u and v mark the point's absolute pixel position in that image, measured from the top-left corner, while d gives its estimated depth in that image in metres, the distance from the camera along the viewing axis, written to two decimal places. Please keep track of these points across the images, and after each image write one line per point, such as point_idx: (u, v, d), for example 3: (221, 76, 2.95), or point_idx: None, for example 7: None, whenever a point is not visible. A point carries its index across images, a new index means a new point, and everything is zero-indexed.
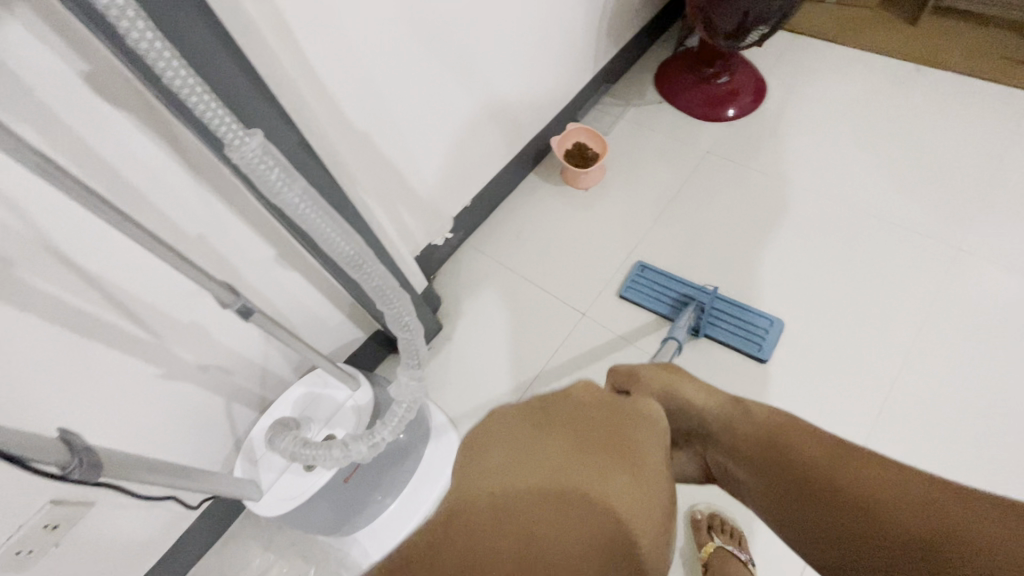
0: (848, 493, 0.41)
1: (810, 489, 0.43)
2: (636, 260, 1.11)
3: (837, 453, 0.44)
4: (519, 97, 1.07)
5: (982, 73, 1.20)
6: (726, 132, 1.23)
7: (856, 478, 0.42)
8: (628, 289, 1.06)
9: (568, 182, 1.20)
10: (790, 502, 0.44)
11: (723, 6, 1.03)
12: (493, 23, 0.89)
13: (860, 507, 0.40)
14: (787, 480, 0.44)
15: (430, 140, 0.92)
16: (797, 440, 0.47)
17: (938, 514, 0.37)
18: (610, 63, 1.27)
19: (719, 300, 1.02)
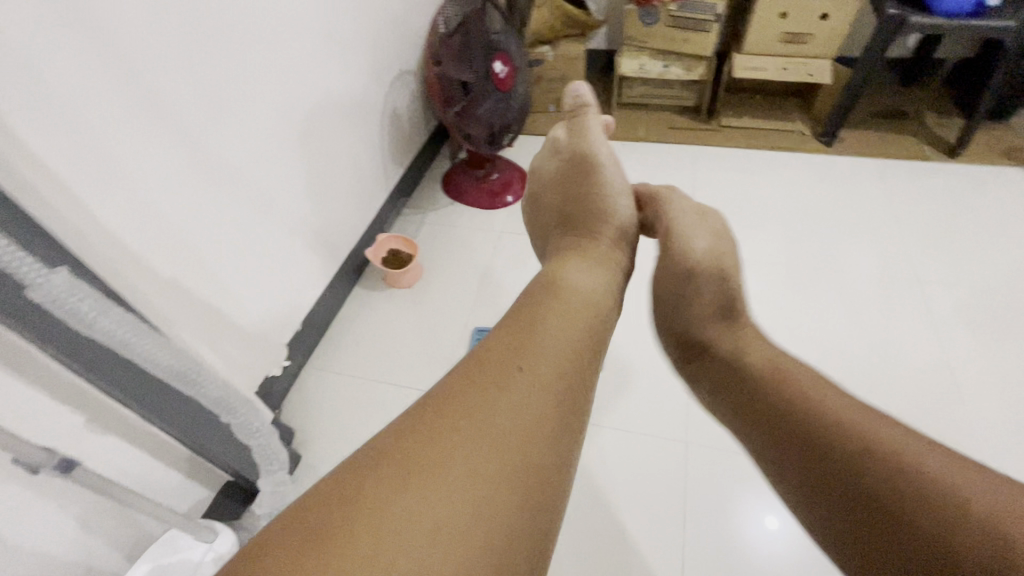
0: (855, 439, 0.48)
1: (809, 432, 0.51)
2: None
3: (875, 420, 0.50)
4: (325, 220, 1.17)
5: (663, 136, 1.65)
6: (511, 213, 1.49)
7: (891, 433, 0.48)
8: None
9: (393, 285, 1.30)
10: (787, 438, 0.53)
11: (472, 120, 1.29)
12: (283, 161, 1.00)
13: (871, 451, 0.47)
14: (781, 419, 0.54)
15: (244, 271, 0.94)
16: (807, 381, 0.56)
17: (937, 471, 0.44)
18: (400, 182, 1.47)
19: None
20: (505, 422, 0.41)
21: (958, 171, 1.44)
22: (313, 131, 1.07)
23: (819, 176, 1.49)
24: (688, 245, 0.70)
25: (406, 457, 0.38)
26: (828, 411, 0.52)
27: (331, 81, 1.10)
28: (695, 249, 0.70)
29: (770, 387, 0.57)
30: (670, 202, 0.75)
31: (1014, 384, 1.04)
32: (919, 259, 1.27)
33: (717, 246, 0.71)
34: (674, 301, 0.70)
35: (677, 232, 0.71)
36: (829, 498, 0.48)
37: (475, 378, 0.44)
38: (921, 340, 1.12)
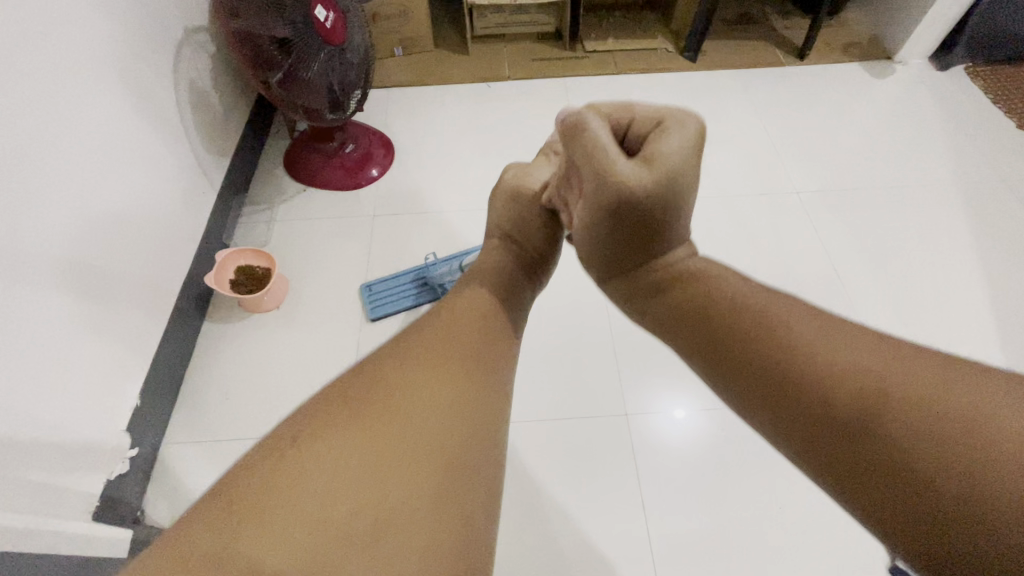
0: (866, 398, 0.32)
1: (837, 388, 0.33)
2: (359, 285, 1.10)
3: (857, 342, 0.35)
4: (132, 256, 0.87)
5: (528, 70, 1.48)
6: (378, 190, 1.26)
7: (882, 369, 0.33)
8: (374, 310, 1.05)
9: (254, 310, 1.05)
10: (755, 381, 0.37)
11: (302, 88, 1.02)
12: (31, 195, 0.69)
13: (867, 411, 0.31)
14: (761, 370, 0.37)
15: (12, 366, 0.66)
16: (790, 324, 0.38)
17: (933, 386, 0.31)
18: (229, 176, 1.16)
19: (443, 259, 1.11)
20: (408, 422, 0.36)
21: (809, 72, 1.48)
22: (72, 138, 0.76)
23: (690, 94, 1.44)
24: (608, 153, 0.45)
25: (327, 431, 0.35)
26: (876, 359, 0.33)
27: (79, 62, 0.77)
28: (642, 175, 0.45)
29: (744, 324, 0.39)
30: (586, 127, 0.46)
31: (890, 275, 1.11)
32: (795, 167, 1.29)
33: (669, 158, 0.45)
34: (598, 236, 0.50)
35: (609, 160, 0.45)
36: (874, 493, 0.30)
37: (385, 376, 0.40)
38: (810, 248, 1.15)
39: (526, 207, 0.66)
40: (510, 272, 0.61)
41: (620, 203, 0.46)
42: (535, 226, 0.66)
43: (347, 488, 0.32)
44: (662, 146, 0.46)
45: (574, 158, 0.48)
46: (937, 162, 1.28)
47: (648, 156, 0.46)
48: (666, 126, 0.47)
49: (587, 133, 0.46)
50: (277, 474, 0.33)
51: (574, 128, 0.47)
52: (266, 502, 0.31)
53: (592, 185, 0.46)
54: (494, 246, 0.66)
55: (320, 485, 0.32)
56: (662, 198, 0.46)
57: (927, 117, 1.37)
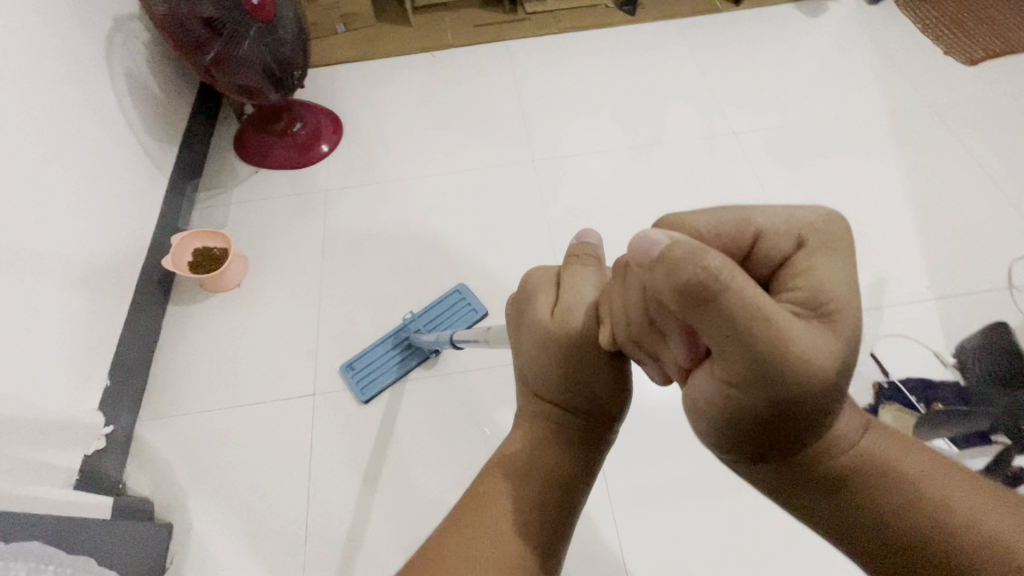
0: (941, 511, 0.36)
1: (904, 495, 0.37)
2: (337, 365, 1.01)
3: (964, 485, 0.37)
4: (85, 241, 0.90)
5: (470, 36, 1.50)
6: (330, 166, 1.28)
7: (979, 511, 0.36)
8: (364, 391, 0.96)
9: (216, 290, 1.08)
10: (852, 520, 0.38)
11: (237, 67, 1.03)
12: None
13: (949, 522, 0.36)
14: (838, 492, 0.37)
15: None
16: (897, 456, 0.38)
17: (1007, 520, 0.35)
18: (179, 164, 1.17)
19: (421, 317, 1.03)
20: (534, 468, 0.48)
21: (746, 17, 1.51)
22: (8, 124, 0.77)
23: (631, 48, 1.46)
24: (766, 314, 0.27)
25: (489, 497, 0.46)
26: (935, 473, 0.37)
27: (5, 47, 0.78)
28: (822, 341, 0.29)
29: (878, 470, 0.37)
30: (709, 270, 0.27)
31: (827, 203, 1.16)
32: (734, 111, 1.33)
33: (820, 288, 0.31)
34: (729, 435, 0.33)
35: (766, 319, 0.27)
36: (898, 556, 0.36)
37: (435, 547, 0.43)
38: (750, 185, 1.20)
39: (568, 355, 0.48)
40: (558, 458, 0.48)
41: (771, 373, 0.28)
42: (589, 364, 0.47)
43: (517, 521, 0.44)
44: (820, 268, 0.32)
45: (697, 327, 0.29)
46: (868, 95, 1.33)
47: (808, 300, 0.32)
48: (810, 250, 0.33)
49: (726, 285, 0.27)
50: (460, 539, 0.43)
51: (687, 288, 0.28)
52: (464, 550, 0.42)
53: (733, 360, 0.29)
54: (530, 428, 0.51)
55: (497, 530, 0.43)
56: (825, 359, 0.30)
57: (859, 52, 1.42)
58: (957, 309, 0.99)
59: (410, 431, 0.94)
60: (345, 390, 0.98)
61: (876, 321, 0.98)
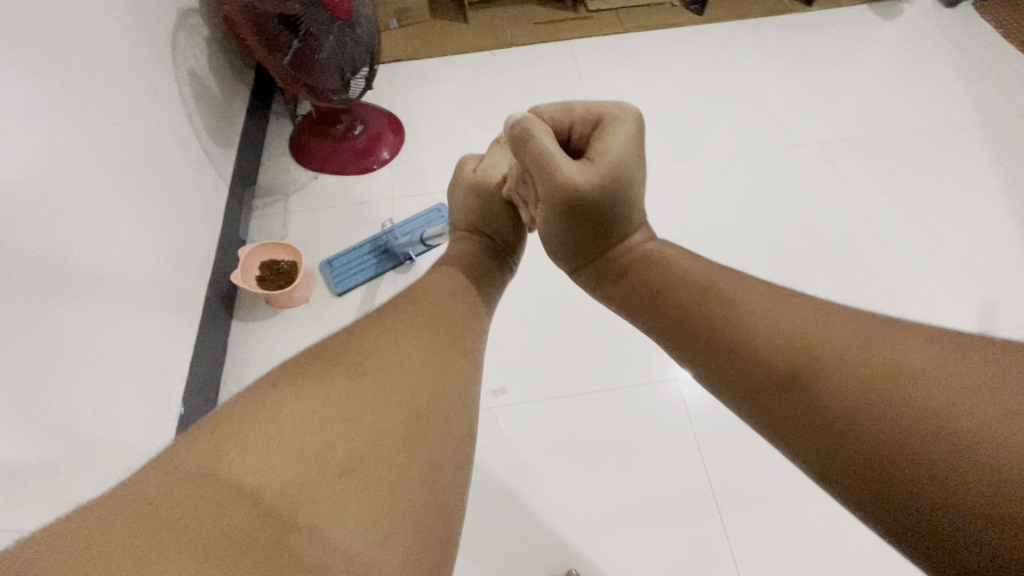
0: (901, 377, 0.33)
1: (800, 357, 0.37)
2: (318, 262, 1.08)
3: (904, 341, 0.35)
4: (152, 256, 0.83)
5: (531, 34, 1.43)
6: (392, 172, 1.21)
7: (927, 366, 0.33)
8: (338, 283, 1.03)
9: (284, 306, 1.01)
10: (770, 395, 0.38)
11: (314, 69, 0.95)
12: (34, 194, 0.63)
13: (874, 381, 0.34)
14: (735, 355, 0.40)
15: (42, 378, 0.62)
16: (824, 334, 0.37)
17: (950, 381, 0.32)
18: (237, 169, 1.10)
19: (397, 225, 1.09)
20: (400, 378, 0.39)
21: (820, 19, 1.45)
22: (76, 133, 0.70)
23: (701, 49, 1.40)
24: (555, 160, 0.50)
25: (325, 394, 0.36)
26: (866, 337, 0.36)
27: (69, 46, 0.70)
28: (587, 171, 0.50)
29: (780, 350, 0.38)
30: (532, 134, 0.50)
31: (923, 218, 1.10)
32: (815, 117, 1.27)
33: (608, 153, 0.50)
34: (560, 231, 0.54)
35: (558, 163, 0.50)
36: (827, 439, 0.34)
37: (358, 349, 0.41)
38: (839, 197, 1.14)
39: (488, 205, 0.64)
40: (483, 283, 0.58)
41: (570, 200, 0.50)
42: (496, 216, 0.65)
43: (350, 435, 0.34)
44: (610, 137, 0.51)
45: (528, 169, 0.53)
46: (955, 103, 1.27)
47: (595, 154, 0.51)
48: (613, 123, 0.52)
49: (535, 142, 0.50)
50: (262, 436, 0.33)
51: (513, 130, 0.51)
52: (266, 451, 0.32)
53: (538, 171, 0.51)
54: (460, 241, 0.65)
55: (324, 436, 0.33)
56: (601, 184, 0.50)
57: (940, 57, 1.36)
58: None
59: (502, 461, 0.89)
60: None
61: None
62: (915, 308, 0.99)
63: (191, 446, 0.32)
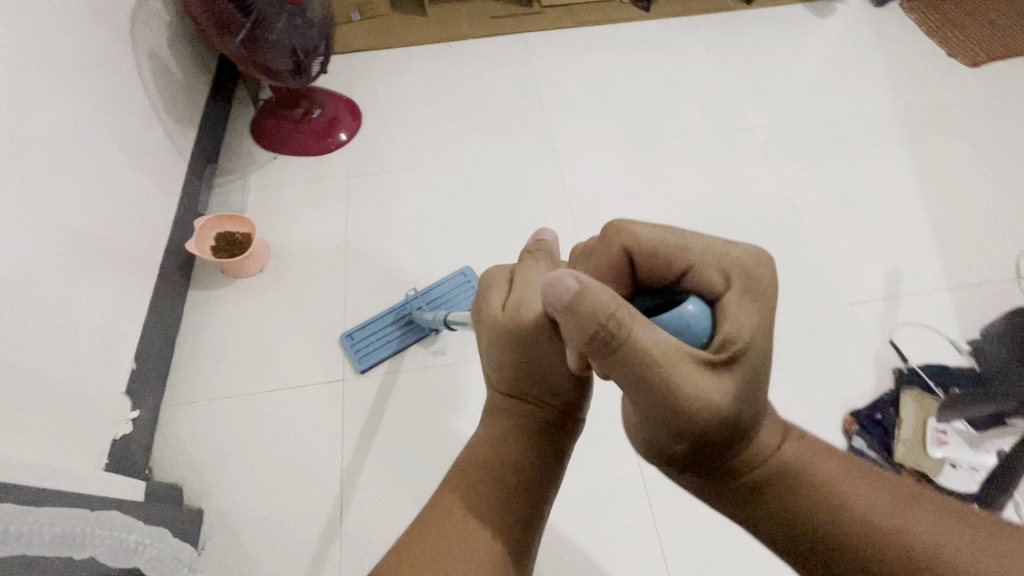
0: (875, 528, 0.39)
1: (829, 507, 0.41)
2: (338, 334, 1.02)
3: (908, 503, 0.41)
4: (107, 219, 0.87)
5: (484, 27, 1.50)
6: (348, 153, 1.27)
7: (923, 526, 0.39)
8: (361, 360, 0.97)
9: (239, 275, 1.06)
10: (794, 525, 0.42)
11: (267, 49, 1.01)
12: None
13: (884, 537, 0.39)
14: (768, 495, 0.43)
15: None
16: (838, 478, 0.42)
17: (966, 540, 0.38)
18: (197, 147, 1.16)
19: (422, 295, 1.04)
20: (514, 457, 0.54)
21: (757, 16, 1.54)
22: (37, 98, 0.75)
23: (645, 42, 1.48)
24: (660, 356, 0.36)
25: (478, 480, 0.52)
26: (893, 499, 0.41)
27: (27, 13, 0.75)
28: (717, 386, 0.37)
29: (797, 480, 0.43)
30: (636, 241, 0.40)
31: (841, 195, 1.19)
32: (749, 104, 1.35)
33: (730, 328, 0.38)
34: (665, 433, 0.40)
35: (673, 366, 0.36)
36: (843, 566, 0.40)
37: (438, 506, 0.50)
38: (767, 177, 1.22)
39: (529, 347, 0.55)
40: (528, 447, 0.55)
41: (676, 404, 0.37)
42: (553, 363, 0.54)
43: (495, 510, 0.50)
44: (733, 303, 0.39)
45: (606, 371, 0.38)
46: (876, 93, 1.37)
47: (720, 333, 0.38)
48: (732, 290, 0.39)
49: (629, 337, 0.35)
50: (442, 521, 0.48)
51: (594, 335, 0.36)
52: (449, 529, 0.48)
53: (630, 386, 0.37)
54: (507, 413, 0.59)
55: (484, 510, 0.49)
56: (726, 389, 0.38)
57: (863, 52, 1.45)
58: (969, 299, 1.03)
59: (441, 417, 0.94)
60: (374, 376, 0.97)
61: (893, 310, 1.01)
62: (830, 276, 1.06)
63: (406, 537, 0.48)
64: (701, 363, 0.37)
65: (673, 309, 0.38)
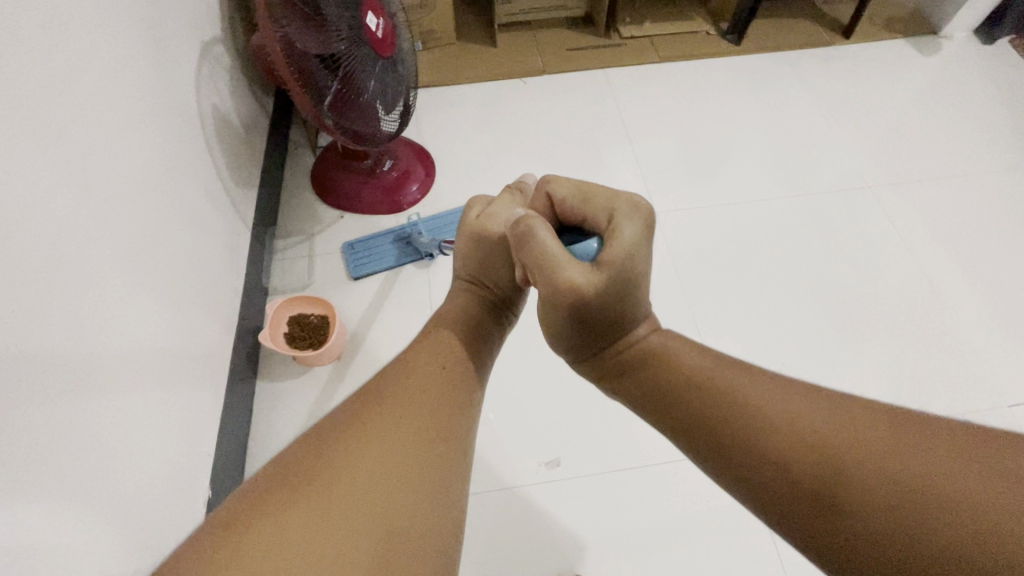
0: (839, 463, 0.34)
1: (765, 431, 0.37)
2: (341, 243, 1.07)
3: (869, 425, 0.35)
4: (177, 325, 0.74)
5: (562, 60, 1.36)
6: (423, 210, 1.13)
7: (880, 451, 0.33)
8: (356, 268, 1.02)
9: (314, 365, 0.92)
10: (731, 456, 0.38)
11: (354, 109, 0.87)
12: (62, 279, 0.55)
13: (836, 464, 0.34)
14: (706, 417, 0.39)
15: (62, 497, 0.53)
16: (797, 410, 0.37)
17: (931, 464, 0.32)
18: (259, 210, 1.02)
19: (424, 221, 1.07)
20: (418, 411, 0.43)
21: (858, 51, 1.41)
22: (104, 201, 0.62)
23: (739, 80, 1.35)
24: (555, 261, 0.43)
25: (363, 438, 0.40)
26: (861, 429, 0.35)
27: (85, 97, 0.60)
28: (590, 278, 0.42)
29: (738, 411, 0.38)
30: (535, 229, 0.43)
31: (976, 270, 1.07)
32: (860, 156, 1.23)
33: (619, 246, 0.43)
34: (560, 326, 0.47)
35: (547, 257, 0.43)
36: (782, 491, 0.35)
37: (345, 423, 0.41)
38: (892, 245, 1.10)
39: (488, 251, 0.60)
40: (434, 389, 0.46)
41: (569, 308, 0.44)
42: (500, 267, 0.60)
43: (384, 474, 0.38)
44: (621, 227, 0.44)
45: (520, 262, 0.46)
46: (1000, 146, 1.24)
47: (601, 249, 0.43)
48: (618, 218, 0.44)
49: (533, 236, 0.43)
50: (304, 486, 0.36)
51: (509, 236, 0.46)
52: (312, 495, 0.35)
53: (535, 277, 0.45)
54: (460, 294, 0.62)
55: (363, 474, 0.37)
56: (603, 290, 0.43)
57: (981, 96, 1.33)
58: None
59: (559, 543, 0.82)
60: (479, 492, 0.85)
61: None
62: (978, 371, 0.96)
63: (246, 503, 0.36)
64: (571, 259, 0.43)
65: (579, 246, 0.46)
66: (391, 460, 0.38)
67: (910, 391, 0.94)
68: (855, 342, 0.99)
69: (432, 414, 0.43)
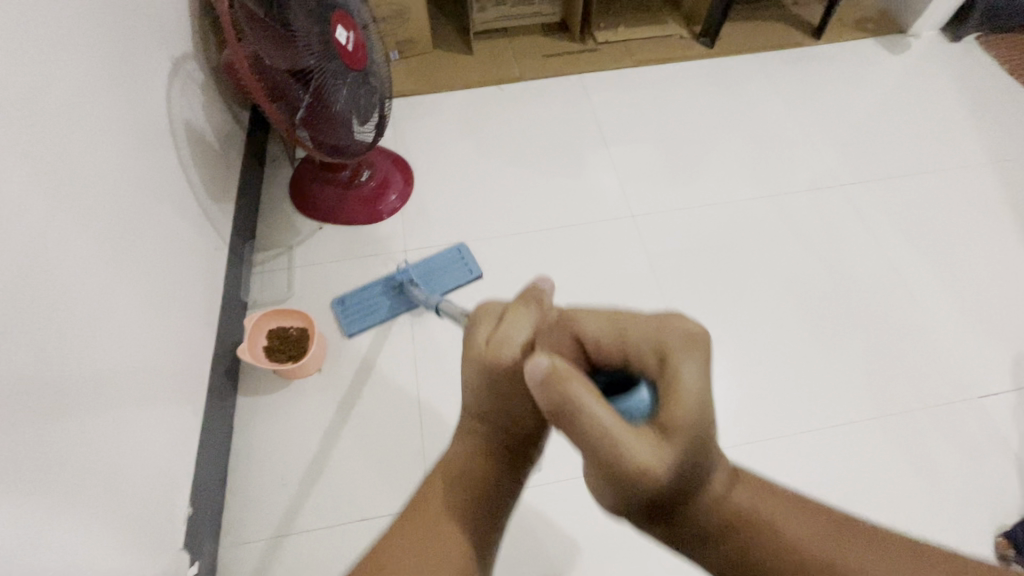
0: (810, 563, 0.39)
1: (758, 545, 0.40)
2: (327, 299, 1.02)
3: (840, 536, 0.40)
4: (153, 343, 0.74)
5: (539, 67, 1.37)
6: (403, 219, 1.14)
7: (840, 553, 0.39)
8: (349, 326, 0.98)
9: (295, 377, 0.93)
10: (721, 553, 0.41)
11: (326, 120, 0.88)
12: (33, 304, 0.55)
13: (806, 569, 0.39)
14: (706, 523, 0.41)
15: (38, 521, 0.52)
16: (785, 525, 0.41)
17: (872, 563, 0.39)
18: (237, 224, 1.02)
19: (414, 268, 1.05)
20: (464, 495, 0.48)
21: (829, 51, 1.44)
22: (75, 223, 0.62)
23: (713, 82, 1.37)
24: (620, 439, 0.36)
25: (424, 532, 0.46)
26: (817, 531, 0.41)
27: (54, 118, 0.60)
28: (667, 456, 0.37)
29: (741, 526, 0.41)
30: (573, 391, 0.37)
31: (947, 264, 1.10)
32: (832, 155, 1.25)
33: (681, 407, 0.38)
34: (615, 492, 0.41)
35: (620, 443, 0.37)
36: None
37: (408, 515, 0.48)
38: (866, 242, 1.12)
39: (507, 386, 0.49)
40: (480, 475, 0.50)
41: (645, 480, 0.38)
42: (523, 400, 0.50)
43: (442, 566, 0.44)
44: (682, 375, 0.39)
45: (570, 432, 0.39)
46: (968, 142, 1.27)
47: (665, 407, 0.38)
48: (674, 361, 0.39)
49: (588, 414, 0.37)
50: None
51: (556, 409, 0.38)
52: None
53: (599, 456, 0.38)
54: (468, 423, 0.53)
55: (426, 567, 0.43)
56: (677, 462, 0.38)
57: (950, 93, 1.36)
58: None
59: (543, 548, 0.83)
60: None
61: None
62: (950, 365, 0.98)
63: None
64: (642, 436, 0.37)
65: (628, 398, 0.41)
66: (446, 559, 0.44)
67: (886, 385, 0.96)
68: (829, 338, 1.01)
69: (474, 495, 0.48)
